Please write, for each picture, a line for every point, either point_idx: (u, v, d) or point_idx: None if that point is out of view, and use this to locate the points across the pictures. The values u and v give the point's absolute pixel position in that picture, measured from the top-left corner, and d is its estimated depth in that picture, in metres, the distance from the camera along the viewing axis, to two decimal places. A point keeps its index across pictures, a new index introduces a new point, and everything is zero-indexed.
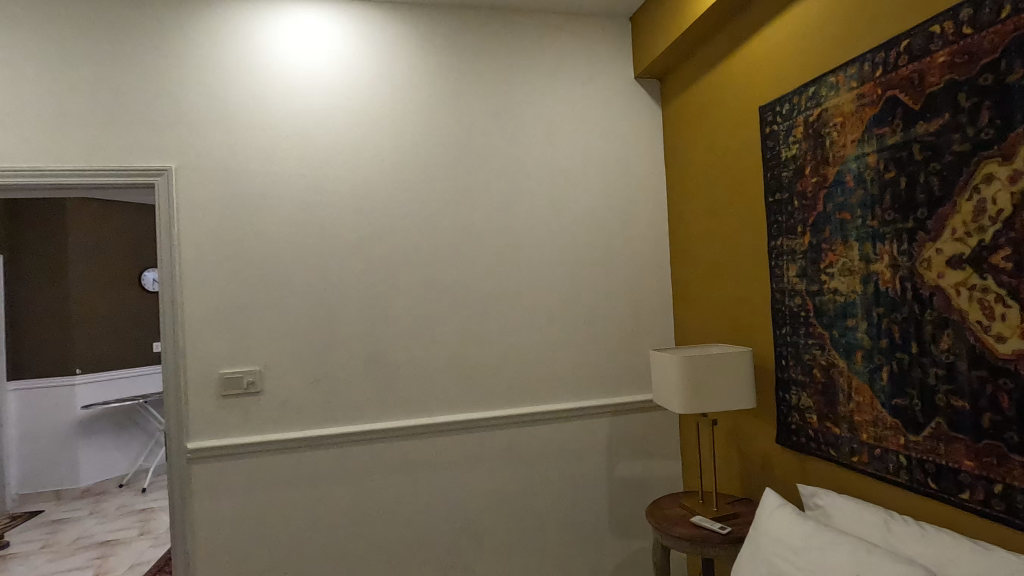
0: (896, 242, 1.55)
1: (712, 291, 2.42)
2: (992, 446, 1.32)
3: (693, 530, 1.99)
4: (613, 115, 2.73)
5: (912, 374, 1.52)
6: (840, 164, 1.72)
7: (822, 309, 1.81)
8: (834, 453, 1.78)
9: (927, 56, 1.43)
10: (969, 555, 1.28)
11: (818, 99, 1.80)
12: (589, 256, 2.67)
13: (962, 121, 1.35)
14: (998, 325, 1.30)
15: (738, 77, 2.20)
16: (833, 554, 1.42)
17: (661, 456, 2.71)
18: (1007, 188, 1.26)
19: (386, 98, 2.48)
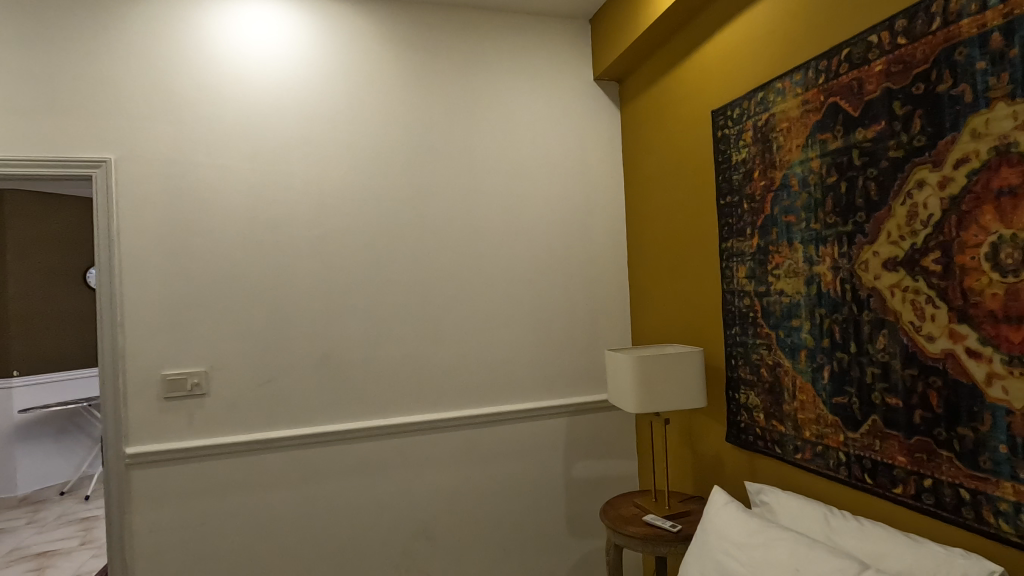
0: (837, 244, 1.59)
1: (667, 293, 2.45)
2: (922, 442, 1.37)
3: (646, 528, 2.01)
4: (572, 116, 2.74)
5: (850, 372, 1.57)
6: (786, 168, 1.76)
7: (769, 309, 1.85)
8: (780, 450, 1.82)
9: (866, 64, 1.48)
10: (900, 548, 1.32)
11: (766, 104, 1.83)
12: (548, 256, 2.67)
13: (897, 128, 1.40)
14: (928, 326, 1.35)
15: (692, 81, 2.24)
16: (775, 549, 1.45)
17: (618, 455, 2.73)
18: (937, 194, 1.31)
19: (342, 94, 2.43)
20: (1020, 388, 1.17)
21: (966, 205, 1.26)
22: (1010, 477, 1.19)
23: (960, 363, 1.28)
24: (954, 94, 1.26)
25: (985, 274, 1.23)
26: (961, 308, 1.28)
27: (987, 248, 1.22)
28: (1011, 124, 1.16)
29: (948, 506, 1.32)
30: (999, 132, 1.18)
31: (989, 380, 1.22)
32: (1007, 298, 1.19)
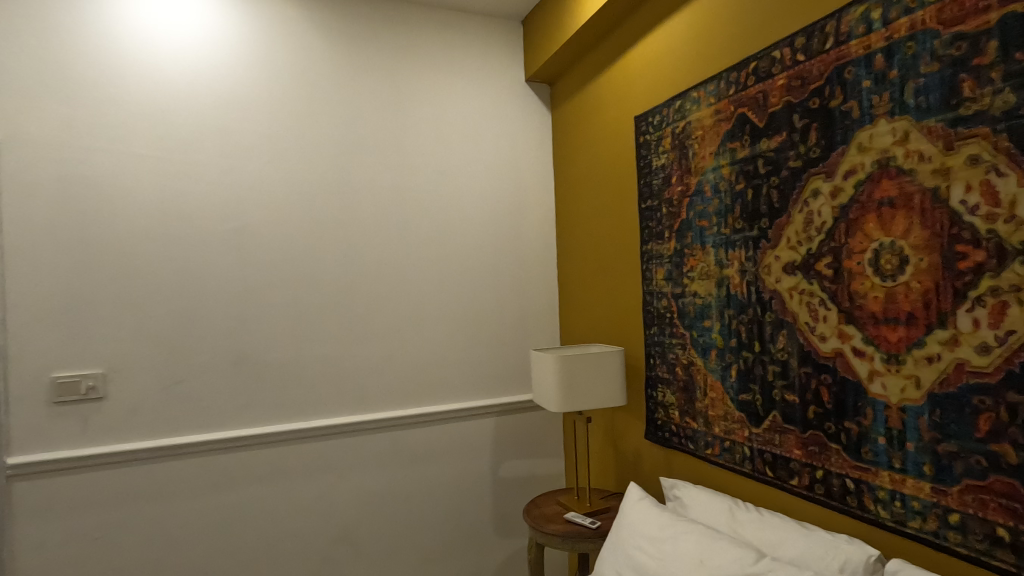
0: (744, 249, 1.67)
1: (593, 293, 2.50)
2: (815, 435, 1.46)
3: (567, 526, 2.03)
4: (504, 116, 2.75)
5: (754, 371, 1.64)
6: (700, 174, 1.83)
7: (684, 310, 1.91)
8: (692, 446, 1.89)
9: (770, 78, 1.56)
10: (794, 536, 1.40)
11: (683, 112, 1.90)
12: (477, 256, 2.66)
13: (796, 139, 1.48)
14: (821, 326, 1.44)
15: (617, 87, 2.29)
16: (682, 542, 1.49)
17: (545, 454, 2.76)
18: (829, 203, 1.40)
19: (261, 82, 2.32)
20: (896, 384, 1.26)
21: (853, 214, 1.34)
22: (887, 466, 1.28)
23: (847, 361, 1.37)
24: (844, 110, 1.35)
25: (868, 279, 1.32)
26: (848, 310, 1.36)
27: (869, 254, 1.31)
28: (890, 139, 1.25)
29: (836, 495, 1.40)
30: (881, 147, 1.27)
31: (870, 377, 1.31)
32: (886, 300, 1.28)
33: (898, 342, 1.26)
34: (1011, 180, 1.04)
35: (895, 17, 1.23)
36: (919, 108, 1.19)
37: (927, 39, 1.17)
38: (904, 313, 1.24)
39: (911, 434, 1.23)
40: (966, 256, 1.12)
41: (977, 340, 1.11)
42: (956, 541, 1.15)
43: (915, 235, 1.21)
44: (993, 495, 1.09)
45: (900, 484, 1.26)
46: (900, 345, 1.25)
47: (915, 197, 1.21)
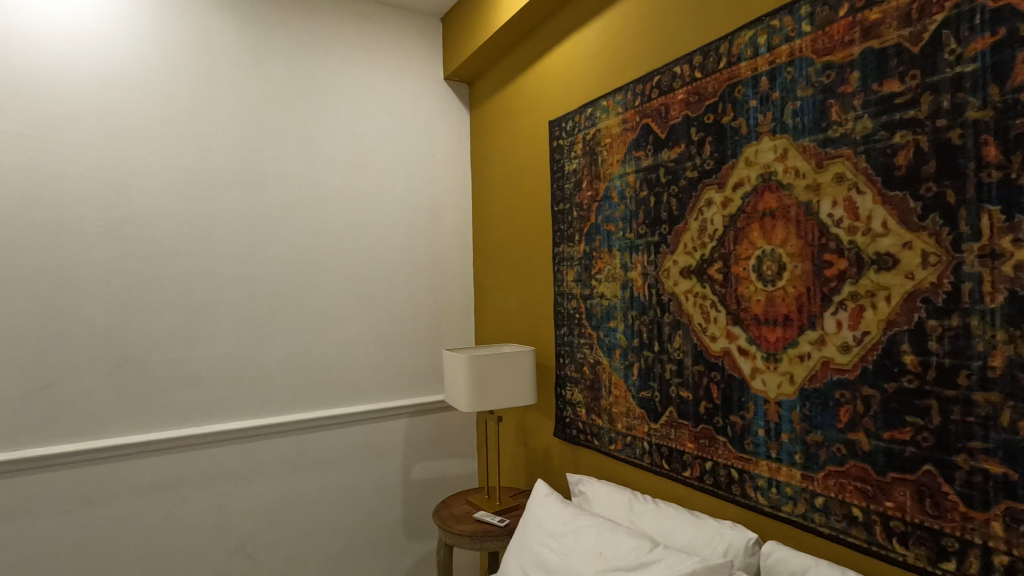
0: (646, 253, 1.75)
1: (507, 294, 2.53)
2: (706, 429, 1.55)
3: (476, 525, 2.03)
4: (422, 113, 2.71)
5: (653, 369, 1.73)
6: (608, 180, 1.90)
7: (592, 311, 1.98)
8: (597, 443, 1.96)
9: (671, 92, 1.64)
10: (685, 525, 1.48)
11: (593, 120, 1.96)
12: (391, 254, 2.61)
13: (692, 151, 1.57)
14: (712, 327, 1.54)
15: (533, 91, 2.32)
16: (584, 536, 1.54)
17: (458, 454, 2.75)
18: (720, 212, 1.50)
19: (152, 61, 2.14)
20: (774, 381, 1.37)
21: (740, 223, 1.45)
22: (765, 456, 1.39)
23: (734, 360, 1.47)
24: (734, 127, 1.45)
25: (752, 283, 1.42)
26: (735, 312, 1.47)
27: (753, 260, 1.42)
28: (772, 155, 1.36)
29: (722, 485, 1.51)
30: (764, 162, 1.38)
31: (753, 374, 1.42)
32: (767, 303, 1.39)
33: (776, 342, 1.37)
34: (868, 197, 1.17)
35: (778, 44, 1.34)
36: (796, 128, 1.30)
37: (803, 66, 1.29)
38: (782, 315, 1.35)
39: (785, 426, 1.35)
40: (832, 264, 1.24)
41: (839, 340, 1.23)
42: (820, 522, 1.27)
43: (791, 244, 1.32)
44: (850, 479, 1.22)
45: (775, 472, 1.37)
46: (777, 345, 1.36)
47: (792, 209, 1.32)
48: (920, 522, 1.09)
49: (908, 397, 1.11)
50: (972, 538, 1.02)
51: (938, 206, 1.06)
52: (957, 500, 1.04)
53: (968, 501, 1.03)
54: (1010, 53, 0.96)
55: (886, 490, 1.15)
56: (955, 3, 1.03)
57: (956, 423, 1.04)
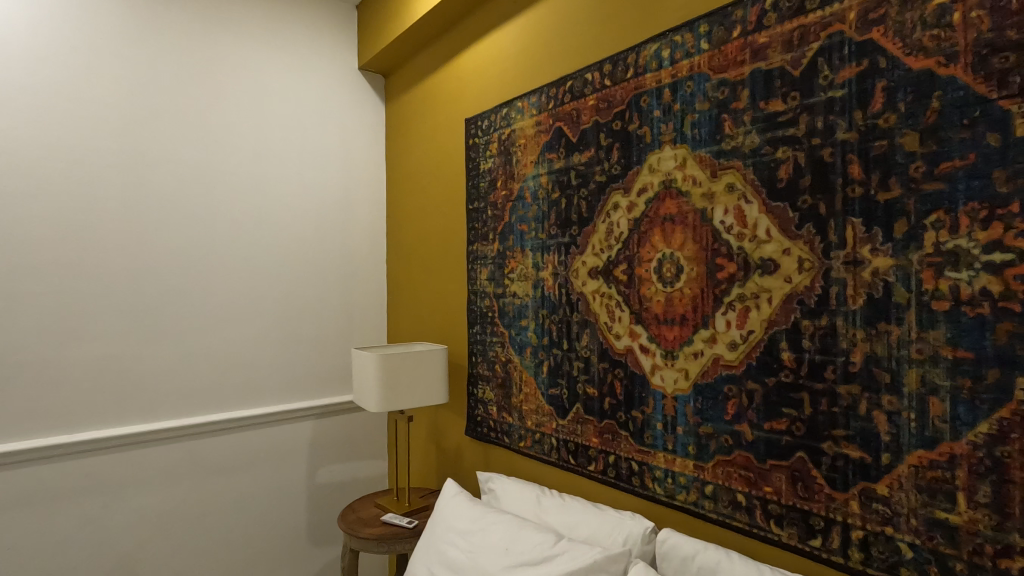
0: (557, 253, 1.79)
1: (421, 291, 2.49)
2: (609, 424, 1.62)
3: (383, 528, 1.98)
4: (334, 102, 2.60)
5: (562, 367, 1.77)
6: (522, 181, 1.92)
7: (504, 310, 2.00)
8: (508, 440, 1.99)
9: (583, 97, 1.69)
10: (589, 517, 1.53)
11: (508, 120, 1.98)
12: (299, 248, 2.48)
13: (601, 156, 1.63)
14: (616, 326, 1.60)
15: (450, 87, 2.30)
16: (491, 533, 1.55)
17: (368, 456, 2.67)
18: (626, 215, 1.56)
19: (17, 26, 1.91)
20: (671, 377, 1.45)
21: (644, 227, 1.52)
22: (662, 448, 1.47)
23: (636, 357, 1.54)
24: (639, 134, 1.52)
25: (653, 284, 1.50)
26: (638, 312, 1.54)
27: (654, 263, 1.49)
28: (672, 164, 1.44)
29: (624, 477, 1.57)
30: (665, 170, 1.45)
31: (653, 370, 1.50)
32: (666, 304, 1.47)
33: (673, 339, 1.45)
34: (754, 206, 1.26)
35: (680, 58, 1.42)
36: (694, 139, 1.39)
37: (701, 81, 1.37)
38: (679, 315, 1.44)
39: (680, 419, 1.43)
40: (723, 268, 1.33)
41: (728, 339, 1.32)
42: (709, 508, 1.36)
43: (688, 248, 1.41)
44: (735, 467, 1.31)
45: (671, 463, 1.45)
46: (675, 343, 1.44)
47: (689, 216, 1.40)
48: (793, 504, 1.20)
49: (785, 391, 1.22)
50: (835, 516, 1.13)
51: (812, 217, 1.16)
52: (823, 482, 1.15)
53: (832, 483, 1.14)
54: (872, 83, 1.08)
55: (765, 476, 1.25)
56: (829, 34, 1.14)
57: (823, 413, 1.15)
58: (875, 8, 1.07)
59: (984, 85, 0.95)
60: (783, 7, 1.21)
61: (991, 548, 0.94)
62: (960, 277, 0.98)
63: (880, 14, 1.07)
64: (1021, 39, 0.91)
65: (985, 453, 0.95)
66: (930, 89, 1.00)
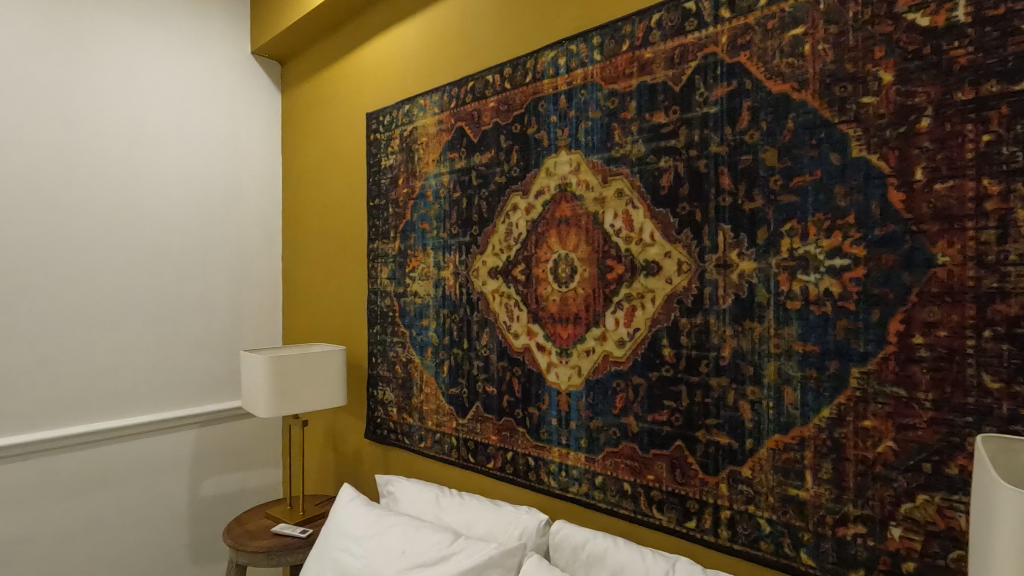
0: (458, 253, 1.80)
1: (319, 289, 2.39)
2: (507, 421, 1.65)
3: (273, 539, 1.88)
4: (223, 86, 2.43)
5: (462, 366, 1.78)
6: (423, 179, 1.91)
7: (405, 309, 1.97)
8: (408, 441, 1.96)
9: (484, 99, 1.71)
10: (486, 514, 1.55)
11: (410, 117, 1.95)
12: (180, 243, 2.29)
13: (501, 157, 1.66)
14: (514, 324, 1.63)
15: (351, 79, 2.23)
16: (387, 537, 1.52)
17: (259, 465, 2.51)
18: (524, 217, 1.60)
19: None
20: (566, 373, 1.50)
21: (541, 228, 1.56)
22: (556, 443, 1.52)
23: (533, 355, 1.59)
24: (537, 138, 1.56)
25: (549, 284, 1.54)
26: (535, 311, 1.58)
27: (550, 263, 1.54)
28: (567, 168, 1.49)
29: (521, 472, 1.61)
30: (561, 174, 1.50)
31: (548, 367, 1.54)
32: (560, 303, 1.52)
33: (567, 337, 1.50)
34: (640, 212, 1.34)
35: (575, 67, 1.47)
36: (587, 145, 1.45)
37: (594, 90, 1.43)
38: (573, 314, 1.49)
39: (573, 414, 1.48)
40: (613, 269, 1.40)
41: (616, 336, 1.40)
42: (599, 498, 1.43)
43: (581, 249, 1.47)
44: (622, 458, 1.38)
45: (564, 456, 1.50)
46: (569, 341, 1.50)
47: (583, 219, 1.46)
48: (672, 490, 1.29)
49: (666, 384, 1.30)
50: (707, 499, 1.23)
51: (689, 223, 1.26)
52: (698, 468, 1.25)
53: (705, 468, 1.24)
54: (740, 102, 1.18)
55: (649, 465, 1.33)
56: (704, 55, 1.23)
57: (698, 404, 1.25)
58: (742, 34, 1.18)
59: (828, 110, 1.07)
60: (666, 26, 1.30)
61: (832, 518, 1.07)
62: (809, 279, 1.10)
63: (747, 40, 1.17)
64: (856, 71, 1.04)
65: (826, 435, 1.07)
66: (785, 110, 1.12)
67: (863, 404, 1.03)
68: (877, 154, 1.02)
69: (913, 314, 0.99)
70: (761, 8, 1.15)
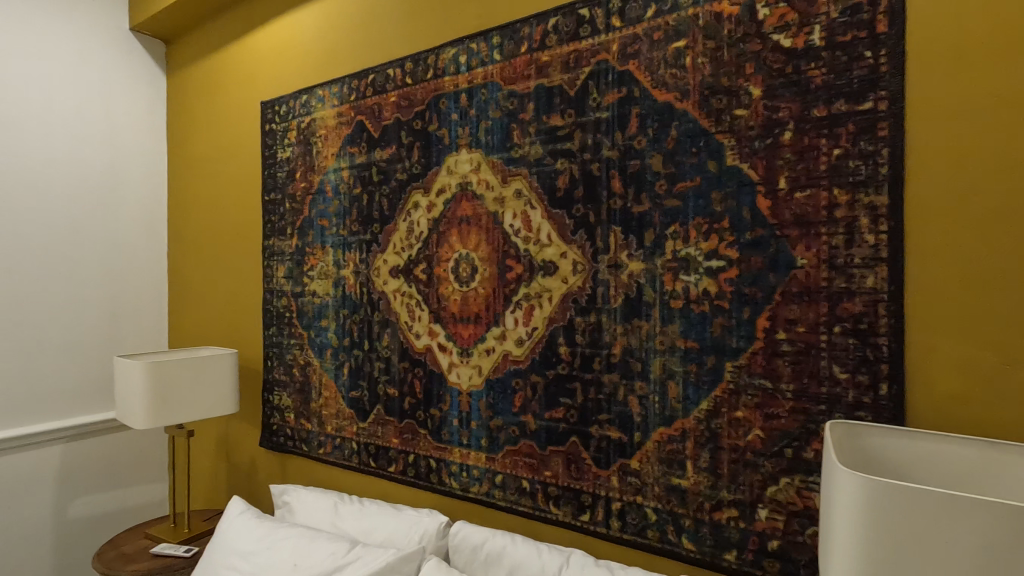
0: (359, 251, 1.74)
1: (209, 288, 2.22)
2: (409, 423, 1.61)
3: (152, 561, 1.72)
4: (96, 64, 2.19)
5: (363, 368, 1.72)
6: (322, 173, 1.82)
7: (303, 310, 1.88)
8: (306, 448, 1.87)
9: (384, 93, 1.66)
10: (386, 519, 1.51)
11: (308, 108, 1.86)
12: (42, 236, 2.04)
13: (402, 154, 1.62)
14: (416, 325, 1.60)
15: (244, 64, 2.09)
16: (279, 550, 1.43)
17: (140, 480, 2.30)
18: (426, 215, 1.57)
19: None
20: (466, 373, 1.49)
21: (442, 227, 1.54)
22: (458, 443, 1.51)
23: (434, 356, 1.56)
24: (438, 136, 1.54)
25: (450, 284, 1.53)
26: (436, 311, 1.56)
27: (452, 262, 1.53)
28: (468, 167, 1.48)
29: (422, 475, 1.58)
30: (462, 173, 1.49)
31: (450, 367, 1.53)
32: (461, 303, 1.51)
33: (468, 337, 1.49)
34: (538, 212, 1.36)
35: (475, 66, 1.47)
36: (487, 145, 1.45)
37: (494, 90, 1.43)
38: (474, 314, 1.48)
39: (474, 414, 1.48)
40: (512, 269, 1.41)
41: (515, 335, 1.41)
42: (499, 497, 1.44)
43: (482, 249, 1.46)
44: (521, 456, 1.40)
45: (465, 457, 1.50)
46: (470, 340, 1.49)
47: (483, 218, 1.46)
48: (568, 485, 1.32)
49: (562, 382, 1.33)
50: (600, 492, 1.27)
51: (583, 224, 1.29)
52: (591, 462, 1.28)
53: (598, 462, 1.27)
54: (629, 109, 1.23)
55: (546, 461, 1.35)
56: (597, 61, 1.27)
57: (591, 401, 1.29)
58: (631, 43, 1.22)
59: (707, 120, 1.14)
60: (562, 31, 1.32)
61: (709, 504, 1.14)
62: (690, 280, 1.16)
63: (636, 49, 1.22)
64: (730, 85, 1.12)
65: (705, 426, 1.14)
66: (669, 118, 1.18)
67: (736, 396, 1.11)
68: (748, 163, 1.09)
69: (777, 312, 1.07)
70: (648, 19, 1.20)
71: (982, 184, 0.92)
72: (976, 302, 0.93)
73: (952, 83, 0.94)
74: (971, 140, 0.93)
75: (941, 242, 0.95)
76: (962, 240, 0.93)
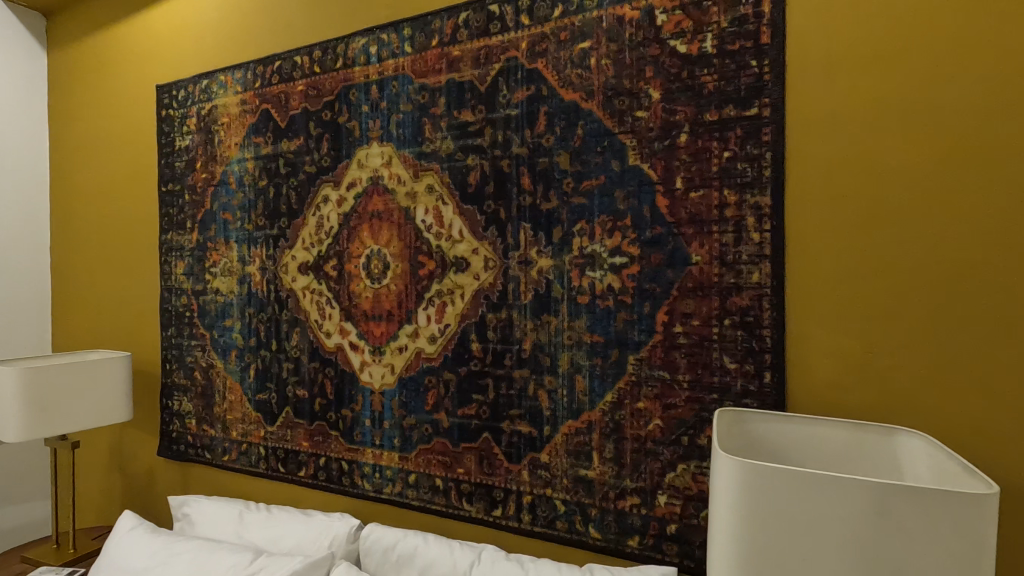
0: (265, 247, 1.65)
1: (99, 286, 2.04)
2: (320, 425, 1.55)
3: None
4: None
5: (270, 369, 1.64)
6: (225, 164, 1.72)
7: (204, 309, 1.77)
8: (209, 455, 1.76)
9: (291, 81, 1.58)
10: (295, 526, 1.45)
11: (208, 94, 1.75)
12: None
13: (311, 145, 1.55)
14: (327, 323, 1.55)
15: (137, 44, 1.93)
16: (174, 565, 1.34)
17: (18, 498, 2.09)
18: (336, 210, 1.52)
19: None
20: (379, 373, 1.46)
21: (353, 222, 1.50)
22: (370, 444, 1.48)
23: (345, 355, 1.52)
24: (348, 128, 1.49)
25: (361, 281, 1.49)
26: (347, 309, 1.51)
27: (363, 259, 1.48)
28: (379, 161, 1.45)
29: (334, 478, 1.53)
30: (373, 167, 1.45)
31: (362, 367, 1.49)
32: (373, 300, 1.47)
33: (381, 335, 1.46)
34: (450, 208, 1.35)
35: (386, 57, 1.43)
36: (399, 139, 1.42)
37: (405, 83, 1.41)
38: (386, 311, 1.45)
39: (387, 414, 1.45)
40: (424, 265, 1.39)
41: (428, 333, 1.39)
42: (412, 496, 1.42)
43: (393, 245, 1.43)
44: (434, 454, 1.38)
45: (378, 457, 1.46)
46: (382, 338, 1.46)
47: (395, 213, 1.43)
48: (480, 481, 1.32)
49: (474, 378, 1.33)
50: (511, 487, 1.28)
51: (494, 220, 1.29)
52: (503, 458, 1.29)
53: (509, 457, 1.28)
54: (537, 107, 1.24)
55: (459, 458, 1.35)
56: (507, 58, 1.27)
57: (503, 396, 1.29)
58: (539, 42, 1.24)
59: (610, 121, 1.17)
60: (472, 26, 1.31)
61: (613, 493, 1.17)
62: (595, 276, 1.19)
63: (543, 48, 1.23)
64: (632, 87, 1.15)
65: (609, 418, 1.18)
66: (575, 118, 1.20)
67: (638, 387, 1.15)
68: (648, 163, 1.14)
69: (674, 306, 1.12)
70: (555, 19, 1.22)
71: (877, 182, 0.99)
72: (869, 291, 0.99)
73: (851, 86, 1.00)
74: (869, 139, 0.99)
75: (840, 235, 1.01)
76: (858, 232, 1.00)
